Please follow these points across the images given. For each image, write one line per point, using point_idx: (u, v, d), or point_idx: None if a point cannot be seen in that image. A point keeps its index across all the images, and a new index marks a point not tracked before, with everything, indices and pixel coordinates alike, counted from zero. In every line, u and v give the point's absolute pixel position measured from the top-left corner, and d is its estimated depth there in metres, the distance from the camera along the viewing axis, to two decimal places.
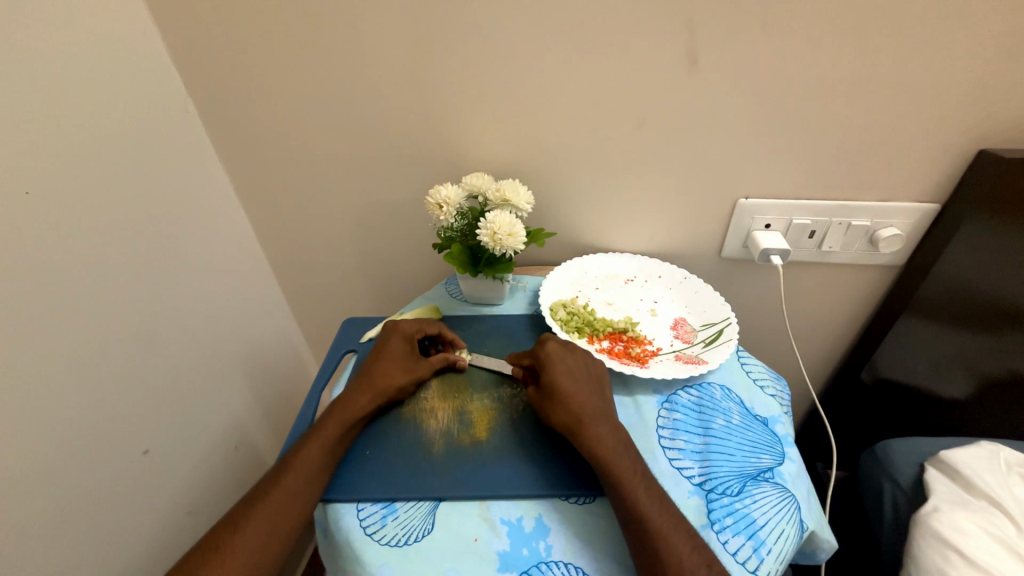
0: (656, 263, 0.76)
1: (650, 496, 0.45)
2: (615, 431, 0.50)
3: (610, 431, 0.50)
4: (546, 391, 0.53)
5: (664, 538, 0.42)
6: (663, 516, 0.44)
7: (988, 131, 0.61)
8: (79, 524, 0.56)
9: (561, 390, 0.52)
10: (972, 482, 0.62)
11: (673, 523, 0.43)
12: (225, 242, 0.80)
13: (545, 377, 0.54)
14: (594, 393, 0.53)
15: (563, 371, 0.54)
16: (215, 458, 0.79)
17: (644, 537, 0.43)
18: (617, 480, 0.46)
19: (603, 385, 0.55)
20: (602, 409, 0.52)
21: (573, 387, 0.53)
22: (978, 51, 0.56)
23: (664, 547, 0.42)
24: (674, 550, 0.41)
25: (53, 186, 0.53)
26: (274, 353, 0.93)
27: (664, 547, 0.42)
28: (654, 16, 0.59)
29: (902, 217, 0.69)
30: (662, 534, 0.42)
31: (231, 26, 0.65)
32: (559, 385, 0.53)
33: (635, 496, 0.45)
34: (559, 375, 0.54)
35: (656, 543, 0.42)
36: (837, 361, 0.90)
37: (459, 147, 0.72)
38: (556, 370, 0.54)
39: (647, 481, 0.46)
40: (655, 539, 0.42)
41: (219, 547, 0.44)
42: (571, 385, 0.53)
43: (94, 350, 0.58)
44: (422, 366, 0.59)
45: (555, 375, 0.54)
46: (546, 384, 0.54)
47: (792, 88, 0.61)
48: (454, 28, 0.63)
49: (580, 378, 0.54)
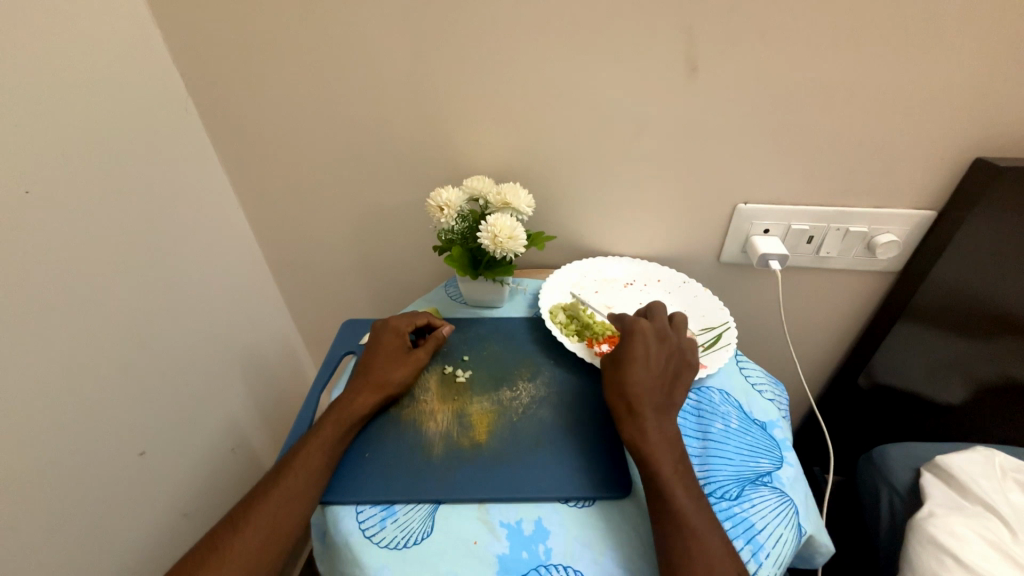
0: (656, 268, 0.77)
1: (689, 498, 0.45)
2: (661, 428, 0.49)
3: (655, 419, 0.49)
4: (620, 355, 0.53)
5: (699, 543, 0.42)
6: (700, 519, 0.44)
7: (983, 139, 0.61)
8: (75, 527, 0.56)
9: (637, 362, 0.52)
10: (968, 487, 0.63)
11: (708, 523, 0.44)
12: (224, 244, 0.79)
13: (625, 344, 0.54)
14: (659, 380, 0.52)
15: (646, 346, 0.54)
16: (212, 460, 0.78)
17: (678, 540, 0.42)
18: (657, 476, 0.46)
19: (671, 376, 0.54)
20: (660, 404, 0.51)
21: (647, 363, 0.52)
22: (973, 61, 0.57)
23: (697, 551, 0.42)
24: (704, 556, 0.41)
25: (53, 187, 0.53)
26: (271, 355, 0.93)
27: (695, 552, 0.42)
28: (654, 23, 0.59)
29: (899, 223, 0.69)
30: (699, 535, 0.42)
31: (232, 28, 0.65)
32: (635, 355, 0.53)
33: (671, 496, 0.45)
34: (641, 342, 0.54)
35: (689, 544, 0.42)
36: (834, 366, 0.90)
37: (460, 151, 0.73)
38: (640, 339, 0.54)
39: (688, 479, 0.46)
40: (690, 539, 0.42)
41: (218, 548, 0.44)
42: (647, 362, 0.52)
43: (91, 352, 0.57)
44: (420, 361, 0.60)
45: (637, 342, 0.54)
46: (623, 349, 0.54)
47: (790, 95, 0.62)
48: (456, 32, 0.63)
49: (658, 358, 0.54)
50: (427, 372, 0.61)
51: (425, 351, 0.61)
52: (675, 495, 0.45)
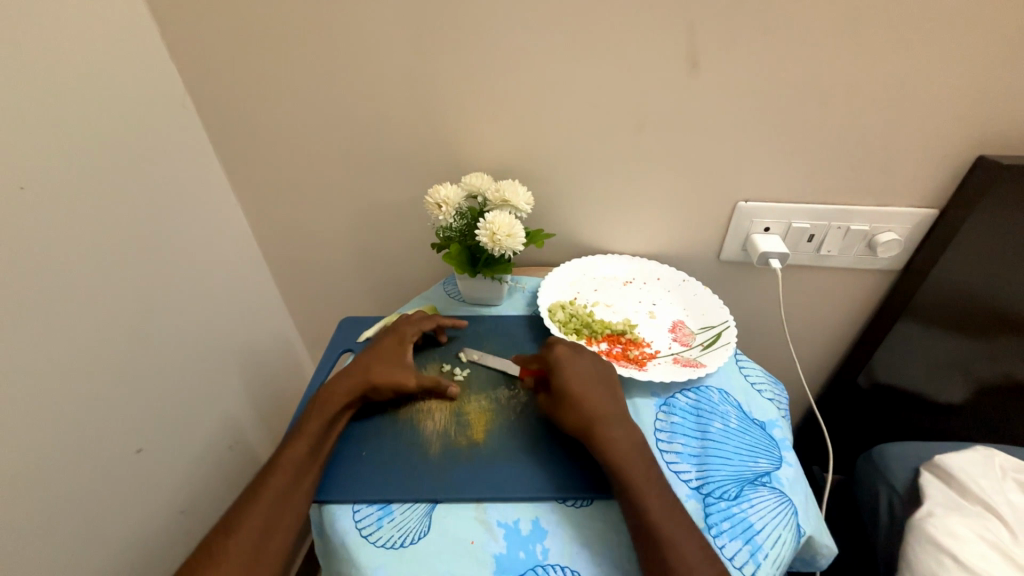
0: (654, 265, 0.76)
1: (662, 505, 0.44)
2: (629, 435, 0.50)
3: (628, 436, 0.49)
4: (557, 396, 0.53)
5: (673, 550, 0.41)
6: (673, 526, 0.43)
7: (988, 137, 0.61)
8: (70, 525, 0.55)
9: (578, 397, 0.51)
10: (967, 487, 0.62)
11: (684, 530, 0.43)
12: (221, 240, 0.79)
13: (555, 383, 0.53)
14: (608, 395, 0.53)
15: (573, 374, 0.53)
16: (209, 457, 0.78)
17: (653, 546, 0.42)
18: (630, 486, 0.45)
19: (615, 390, 0.54)
20: (615, 413, 0.51)
21: (585, 389, 0.52)
22: (978, 57, 0.56)
23: (674, 556, 0.41)
24: (681, 562, 0.41)
25: (48, 181, 0.52)
26: (268, 353, 0.92)
27: (672, 559, 0.41)
28: (656, 19, 0.59)
29: (902, 221, 0.69)
30: (673, 544, 0.42)
31: (229, 22, 0.64)
32: (574, 389, 0.52)
33: (644, 506, 0.44)
34: (572, 381, 0.53)
35: (666, 552, 0.41)
36: (834, 365, 0.90)
37: (458, 148, 0.72)
38: (568, 376, 0.53)
39: (659, 486, 0.46)
40: (667, 547, 0.42)
41: (209, 551, 0.43)
42: (587, 390, 0.52)
43: (87, 350, 0.57)
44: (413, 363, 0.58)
45: (568, 382, 0.53)
46: (556, 389, 0.53)
47: (793, 91, 0.61)
48: (455, 27, 0.62)
49: (595, 384, 0.53)
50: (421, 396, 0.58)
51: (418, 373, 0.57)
52: (648, 504, 0.44)
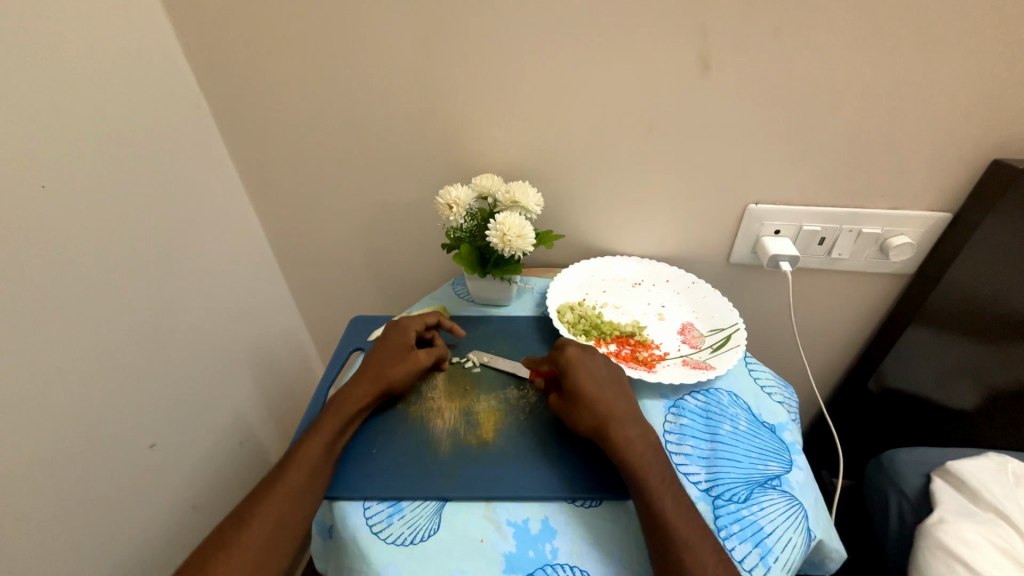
0: (663, 267, 0.76)
1: (675, 505, 0.44)
2: (643, 434, 0.50)
3: (640, 437, 0.49)
4: (570, 397, 0.53)
5: (688, 549, 0.41)
6: (687, 524, 0.43)
7: (1002, 140, 0.60)
8: (84, 519, 0.56)
9: (592, 397, 0.51)
10: (979, 494, 0.62)
11: (697, 531, 0.43)
12: (233, 238, 0.80)
13: (567, 385, 0.53)
14: (620, 396, 0.53)
15: (585, 375, 0.53)
16: (220, 454, 0.79)
17: (667, 546, 0.42)
18: (642, 486, 0.46)
19: (626, 390, 0.54)
20: (629, 412, 0.51)
21: (599, 391, 0.52)
22: (991, 60, 0.56)
23: (689, 558, 0.41)
24: (695, 561, 0.41)
25: (67, 180, 0.53)
26: (278, 351, 0.93)
27: (686, 559, 0.41)
28: (665, 21, 0.59)
29: (914, 225, 0.69)
30: (687, 544, 0.42)
31: (243, 23, 0.65)
32: (587, 390, 0.52)
33: (656, 507, 0.44)
34: (586, 382, 0.53)
35: (681, 552, 0.41)
36: (844, 369, 0.89)
37: (469, 149, 0.73)
38: (581, 377, 0.53)
39: (673, 487, 0.46)
40: (681, 548, 0.42)
41: (225, 543, 0.44)
42: (600, 391, 0.52)
43: (103, 345, 0.58)
44: (418, 364, 0.58)
45: (581, 382, 0.53)
46: (569, 389, 0.53)
47: (803, 94, 0.61)
48: (465, 29, 0.63)
49: (608, 385, 0.53)
50: (433, 371, 0.61)
51: (428, 354, 0.60)
52: (662, 504, 0.44)
